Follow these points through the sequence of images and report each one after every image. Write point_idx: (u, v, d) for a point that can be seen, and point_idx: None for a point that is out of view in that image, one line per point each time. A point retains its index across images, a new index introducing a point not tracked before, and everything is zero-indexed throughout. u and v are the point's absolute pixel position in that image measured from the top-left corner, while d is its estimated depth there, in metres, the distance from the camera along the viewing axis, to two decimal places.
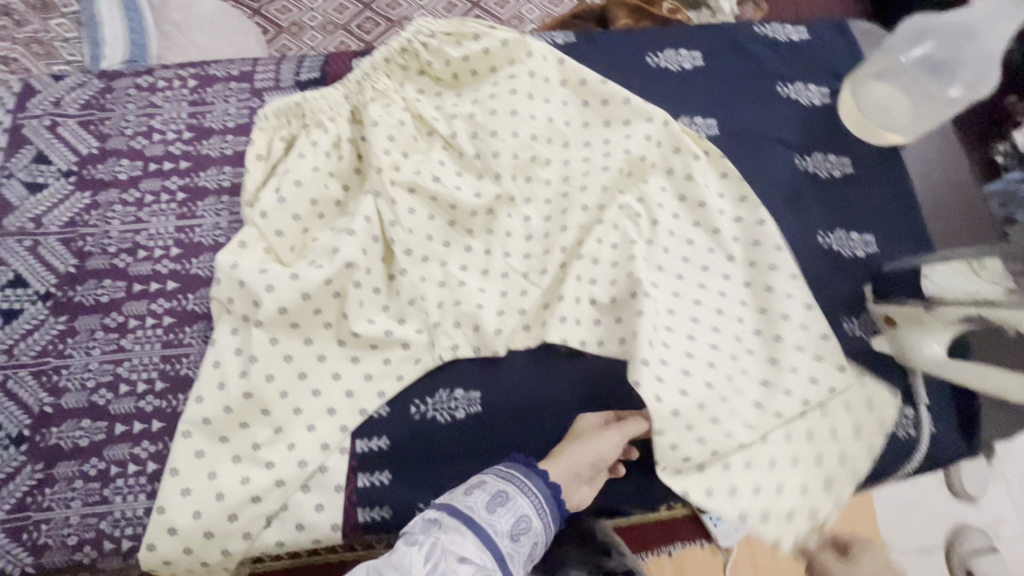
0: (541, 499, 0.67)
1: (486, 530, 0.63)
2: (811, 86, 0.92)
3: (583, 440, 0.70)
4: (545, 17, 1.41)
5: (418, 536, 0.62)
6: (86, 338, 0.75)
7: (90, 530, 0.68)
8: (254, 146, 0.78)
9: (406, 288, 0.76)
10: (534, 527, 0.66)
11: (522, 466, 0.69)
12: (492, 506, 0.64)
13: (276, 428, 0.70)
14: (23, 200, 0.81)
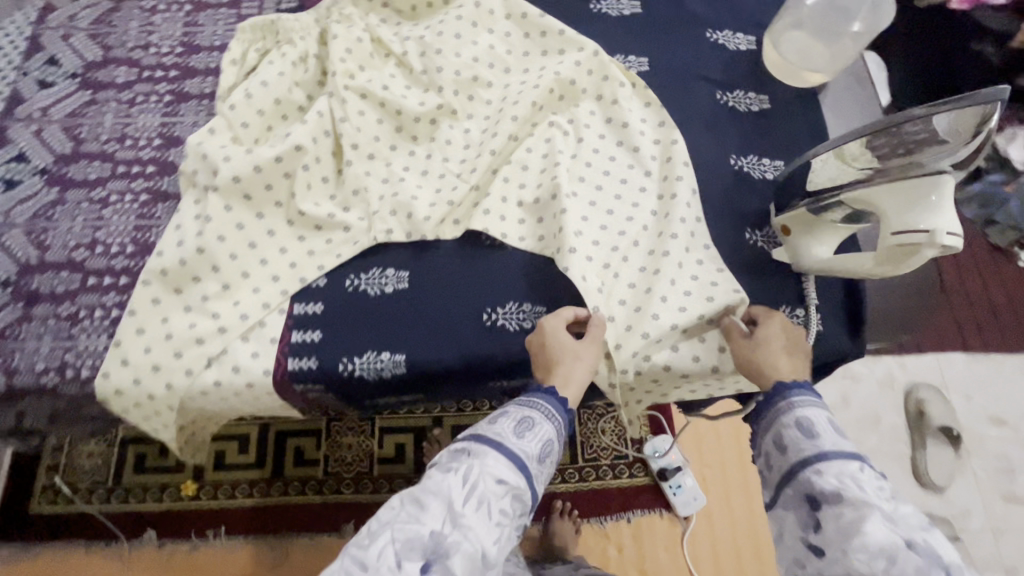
0: (560, 422, 0.70)
1: (518, 453, 0.63)
2: (738, 34, 1.01)
3: (579, 359, 0.74)
4: None
5: (451, 463, 0.61)
6: (73, 206, 0.87)
7: (56, 359, 0.78)
8: (231, 52, 0.91)
9: (351, 177, 0.86)
10: (556, 448, 0.68)
11: (541, 393, 0.71)
12: (521, 431, 0.66)
13: (223, 284, 0.80)
14: (34, 93, 0.93)
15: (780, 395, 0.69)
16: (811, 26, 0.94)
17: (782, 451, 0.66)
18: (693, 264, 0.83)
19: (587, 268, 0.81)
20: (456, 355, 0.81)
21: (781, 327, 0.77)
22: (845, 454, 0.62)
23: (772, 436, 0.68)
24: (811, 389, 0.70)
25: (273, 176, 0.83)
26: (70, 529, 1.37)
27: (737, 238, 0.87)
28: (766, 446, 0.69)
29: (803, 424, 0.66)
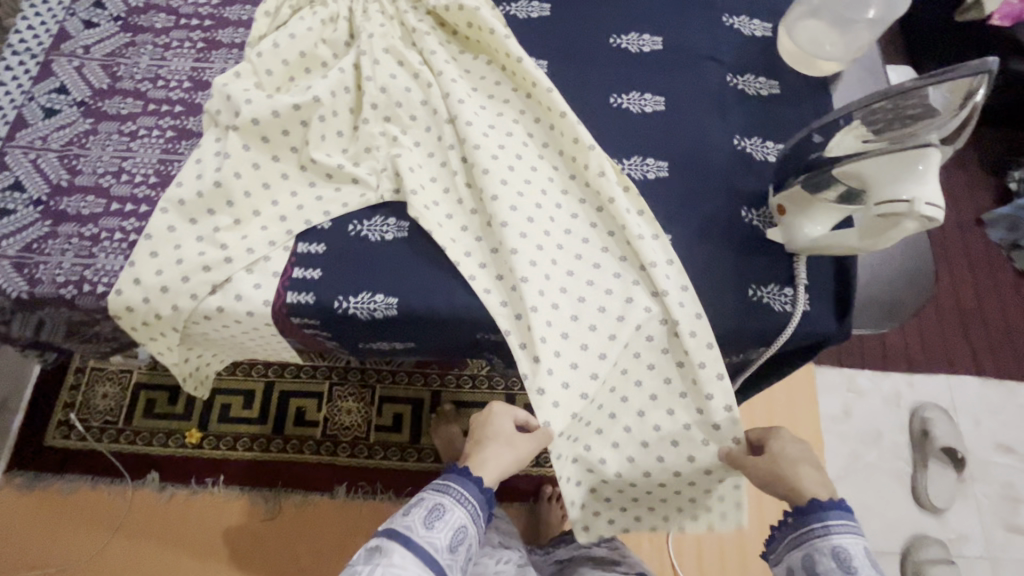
0: (473, 504, 0.89)
1: (424, 545, 0.82)
2: (755, 21, 1.02)
3: (508, 446, 0.91)
4: None
5: (360, 564, 0.79)
6: (105, 137, 0.92)
7: (76, 274, 0.83)
8: (266, 5, 0.95)
9: (363, 129, 0.89)
10: (467, 532, 0.87)
11: (457, 476, 0.90)
12: (429, 523, 0.84)
13: (236, 219, 0.85)
14: (79, 32, 1.00)
15: (818, 522, 0.78)
16: (826, 15, 0.94)
17: (812, 575, 0.77)
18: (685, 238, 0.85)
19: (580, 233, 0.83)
20: (446, 303, 0.83)
21: (791, 439, 0.86)
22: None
23: (802, 555, 0.78)
24: (841, 514, 0.79)
25: (290, 120, 0.87)
26: (78, 460, 1.44)
27: (732, 216, 0.88)
28: (793, 562, 0.79)
29: (839, 555, 0.76)
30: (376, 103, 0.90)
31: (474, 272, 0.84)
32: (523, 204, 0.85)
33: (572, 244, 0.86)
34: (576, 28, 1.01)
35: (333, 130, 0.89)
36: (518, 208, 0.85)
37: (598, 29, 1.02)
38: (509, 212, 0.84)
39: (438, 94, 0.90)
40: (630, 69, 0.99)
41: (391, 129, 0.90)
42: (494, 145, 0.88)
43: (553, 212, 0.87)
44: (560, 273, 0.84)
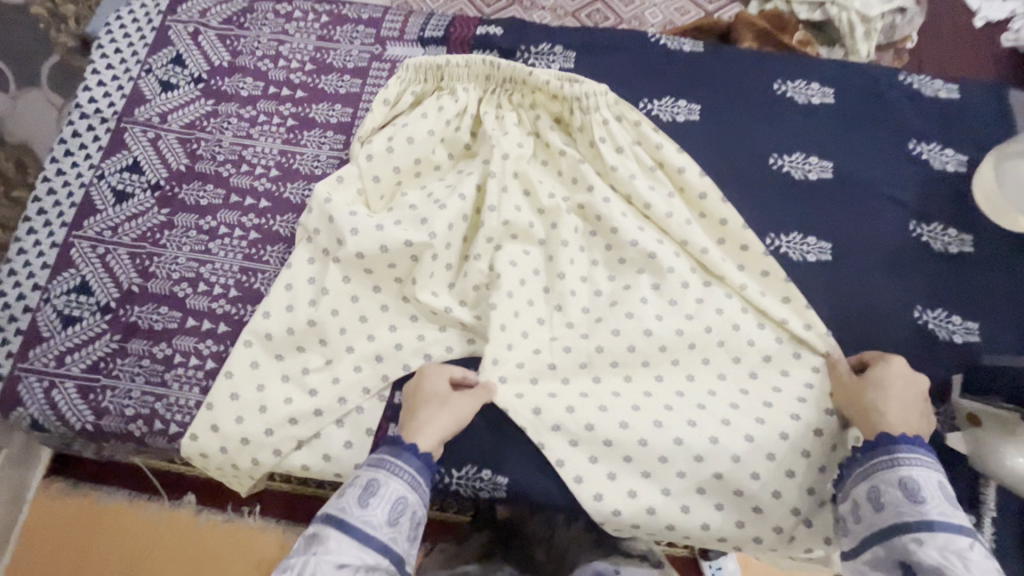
0: (412, 474, 0.61)
1: (360, 527, 0.56)
2: (947, 151, 0.84)
3: (446, 406, 0.67)
4: (667, 24, 1.34)
5: (294, 558, 0.54)
6: (181, 233, 0.81)
7: (146, 406, 0.73)
8: (386, 91, 0.81)
9: (479, 263, 0.75)
10: (411, 502, 0.60)
11: (388, 446, 0.62)
12: (363, 500, 0.58)
13: (327, 359, 0.73)
14: (156, 95, 0.87)
15: (882, 448, 0.60)
16: None
17: (877, 507, 0.58)
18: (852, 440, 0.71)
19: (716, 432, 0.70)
20: (561, 489, 0.71)
21: (903, 367, 0.66)
22: (953, 527, 0.54)
23: (868, 487, 0.60)
24: (919, 448, 0.59)
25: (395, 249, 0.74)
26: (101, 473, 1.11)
27: None
28: (857, 496, 0.61)
29: (907, 486, 0.57)
30: (494, 237, 0.76)
31: (595, 455, 0.71)
32: (659, 380, 0.74)
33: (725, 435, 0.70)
34: (728, 141, 0.85)
35: (443, 260, 0.75)
36: (651, 383, 0.73)
37: (757, 144, 0.85)
38: (646, 391, 0.73)
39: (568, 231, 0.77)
40: (793, 201, 0.83)
41: (513, 266, 0.76)
42: (629, 302, 0.76)
43: (694, 390, 0.73)
44: (704, 470, 0.70)
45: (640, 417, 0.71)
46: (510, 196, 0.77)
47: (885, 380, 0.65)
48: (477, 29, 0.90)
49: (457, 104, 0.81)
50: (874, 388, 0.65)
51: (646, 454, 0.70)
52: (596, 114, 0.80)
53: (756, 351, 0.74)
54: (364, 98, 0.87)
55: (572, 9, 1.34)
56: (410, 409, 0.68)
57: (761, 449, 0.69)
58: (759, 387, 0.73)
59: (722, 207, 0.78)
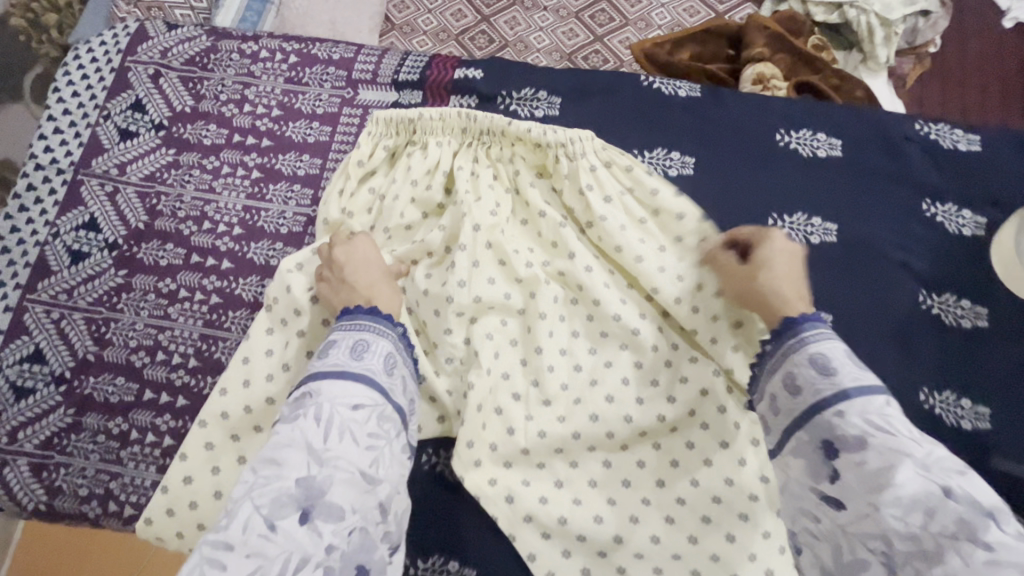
0: (395, 337, 0.61)
1: (363, 373, 0.55)
2: (964, 212, 0.77)
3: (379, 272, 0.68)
4: (675, 26, 1.20)
5: (297, 411, 0.51)
6: (139, 296, 0.77)
7: (100, 486, 0.70)
8: (358, 151, 0.78)
9: (445, 339, 0.70)
10: (401, 360, 0.60)
11: (366, 315, 0.61)
12: (357, 353, 0.56)
13: None
14: (114, 144, 0.82)
15: (789, 333, 0.56)
16: None
17: (792, 392, 0.53)
18: None
19: (696, 529, 0.66)
20: None
21: (778, 239, 0.64)
22: (869, 388, 0.49)
23: (782, 376, 0.55)
24: (817, 323, 0.56)
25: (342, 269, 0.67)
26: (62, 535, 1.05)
27: None
28: (773, 389, 0.56)
29: (817, 360, 0.52)
30: (467, 311, 0.71)
31: (569, 547, 0.68)
32: (639, 467, 0.69)
33: (705, 532, 0.66)
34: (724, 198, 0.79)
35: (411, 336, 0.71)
36: (630, 470, 0.69)
37: (755, 201, 0.79)
38: (623, 480, 0.69)
39: (544, 302, 0.72)
40: None
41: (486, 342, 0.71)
42: (608, 383, 0.71)
43: (675, 482, 0.68)
44: (681, 568, 0.66)
45: (616, 508, 0.68)
46: (480, 267, 0.72)
47: (769, 257, 0.63)
48: (456, 71, 0.84)
49: (428, 161, 0.77)
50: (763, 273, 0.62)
51: (620, 549, 0.67)
52: (584, 164, 0.75)
53: (746, 434, 0.67)
54: (334, 148, 0.82)
55: (576, 9, 1.21)
56: (365, 283, 0.66)
57: (743, 551, 0.64)
58: (747, 476, 0.66)
59: None
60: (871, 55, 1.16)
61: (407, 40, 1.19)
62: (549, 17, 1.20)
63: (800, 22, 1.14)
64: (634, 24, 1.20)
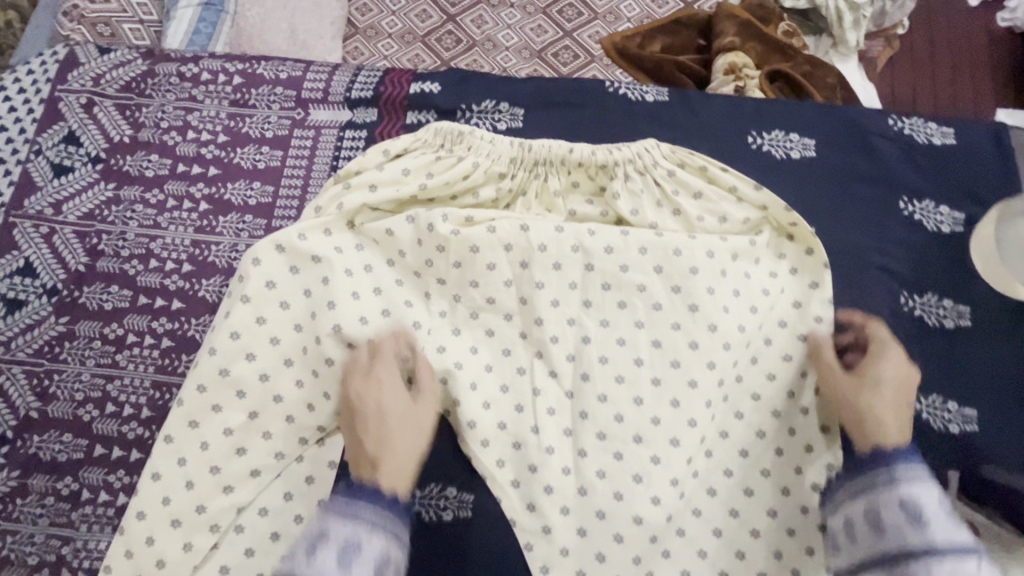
0: (388, 518, 0.55)
1: None
2: (942, 209, 0.75)
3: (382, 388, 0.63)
4: (645, 19, 1.16)
5: None
6: (83, 345, 0.72)
7: (52, 551, 0.65)
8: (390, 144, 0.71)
9: (440, 355, 0.69)
10: (394, 558, 0.55)
11: (354, 508, 0.55)
12: (344, 564, 0.51)
13: (254, 484, 0.66)
14: (48, 181, 0.77)
15: (882, 470, 0.56)
16: None
17: (876, 531, 0.54)
18: (817, 547, 0.66)
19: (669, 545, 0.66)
20: None
21: (892, 362, 0.64)
22: (960, 550, 0.49)
23: (863, 508, 0.56)
24: (917, 460, 0.56)
25: (375, 464, 0.59)
26: None
27: None
28: (853, 514, 0.57)
29: (909, 508, 0.53)
30: (458, 323, 0.71)
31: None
32: None
33: (702, 528, 0.67)
34: (708, 194, 0.72)
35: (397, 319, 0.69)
36: (618, 479, 0.67)
37: None
38: (614, 494, 0.66)
39: (540, 311, 0.70)
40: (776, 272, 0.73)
41: (484, 349, 0.71)
42: None
43: (688, 480, 0.67)
44: None
45: (601, 528, 0.66)
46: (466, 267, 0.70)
47: (880, 377, 0.63)
48: (411, 86, 0.79)
49: (447, 185, 0.71)
50: (872, 391, 0.62)
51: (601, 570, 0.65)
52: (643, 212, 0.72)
53: (746, 427, 0.69)
54: (286, 175, 0.77)
55: (543, 5, 1.16)
56: (376, 437, 0.61)
57: (730, 547, 0.67)
58: (747, 468, 0.68)
59: (683, 279, 0.70)
60: (841, 40, 1.14)
61: (371, 45, 1.12)
62: (515, 14, 1.15)
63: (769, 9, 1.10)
64: (603, 17, 1.16)
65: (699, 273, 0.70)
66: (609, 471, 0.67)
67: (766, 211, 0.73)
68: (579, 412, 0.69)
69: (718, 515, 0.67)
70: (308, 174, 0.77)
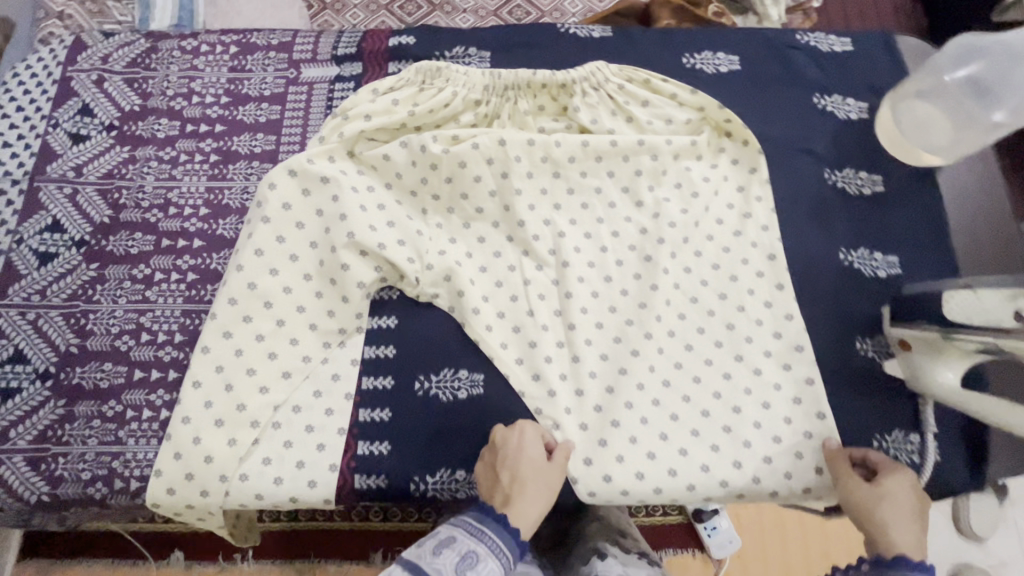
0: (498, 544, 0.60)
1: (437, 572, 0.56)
2: (848, 100, 0.90)
3: (534, 471, 0.67)
4: (587, 12, 1.34)
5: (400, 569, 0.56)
6: (114, 286, 0.79)
7: (103, 466, 0.71)
8: (377, 82, 0.83)
9: (441, 257, 0.79)
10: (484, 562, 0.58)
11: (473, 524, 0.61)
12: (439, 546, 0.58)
13: (285, 384, 0.74)
14: (67, 149, 0.84)
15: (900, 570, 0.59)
16: (940, 98, 0.82)
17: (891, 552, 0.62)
18: (782, 384, 0.76)
19: (658, 394, 0.76)
20: None
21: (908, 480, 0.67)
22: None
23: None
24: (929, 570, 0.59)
25: (509, 497, 0.64)
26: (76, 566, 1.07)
27: (844, 348, 0.79)
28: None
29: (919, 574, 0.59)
30: (453, 231, 0.81)
31: (559, 431, 0.74)
32: None
33: (682, 378, 0.77)
34: (654, 101, 0.86)
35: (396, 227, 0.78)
36: (602, 342, 0.78)
37: None
38: (600, 356, 0.78)
39: (519, 213, 0.80)
40: (718, 163, 0.85)
41: (479, 250, 0.80)
42: None
43: (661, 338, 0.78)
44: (653, 432, 0.74)
45: (593, 383, 0.76)
46: (454, 176, 0.80)
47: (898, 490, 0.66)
48: (389, 41, 0.91)
49: (431, 114, 0.82)
50: (890, 500, 0.65)
51: (599, 420, 0.75)
52: (600, 121, 0.84)
53: (709, 291, 0.80)
54: (286, 124, 0.87)
55: (494, 8, 1.33)
56: (512, 475, 0.66)
57: (709, 393, 0.76)
58: (714, 324, 0.79)
59: (638, 174, 0.83)
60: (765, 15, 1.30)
61: None
62: (470, 17, 1.31)
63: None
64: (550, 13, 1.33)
65: (652, 168, 0.83)
66: (595, 339, 0.78)
67: (705, 112, 0.86)
68: (563, 293, 0.79)
69: (695, 367, 0.77)
70: (306, 122, 0.87)
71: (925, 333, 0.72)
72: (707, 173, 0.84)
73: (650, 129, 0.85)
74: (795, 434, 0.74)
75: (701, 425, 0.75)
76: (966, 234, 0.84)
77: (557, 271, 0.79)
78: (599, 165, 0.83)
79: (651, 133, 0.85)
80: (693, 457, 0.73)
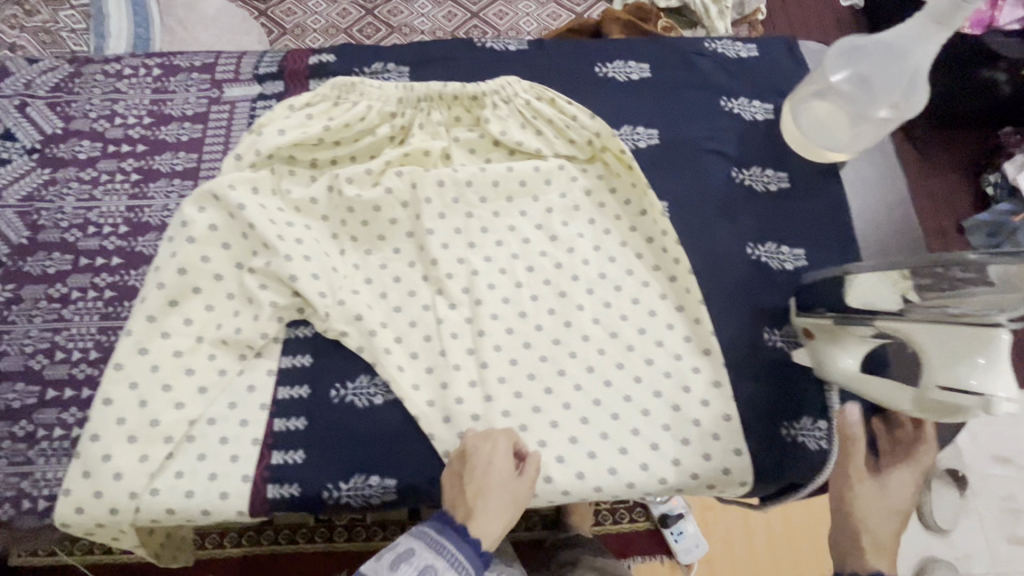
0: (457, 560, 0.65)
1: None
2: (754, 103, 0.93)
3: (497, 485, 0.69)
4: (543, 30, 1.40)
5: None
6: (30, 306, 0.79)
7: (11, 488, 0.71)
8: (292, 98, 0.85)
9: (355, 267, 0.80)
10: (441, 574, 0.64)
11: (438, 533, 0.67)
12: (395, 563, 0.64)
13: (197, 399, 0.74)
14: None
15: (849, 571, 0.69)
16: (836, 98, 0.86)
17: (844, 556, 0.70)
18: (692, 384, 0.77)
19: (568, 397, 0.76)
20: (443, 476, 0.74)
21: (901, 482, 0.71)
22: None
23: None
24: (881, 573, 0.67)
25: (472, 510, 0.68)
26: None
27: (754, 341, 0.80)
28: None
29: None
30: (369, 243, 0.83)
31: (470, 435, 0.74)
32: None
33: (592, 380, 0.77)
34: (565, 109, 0.88)
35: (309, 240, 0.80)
36: (512, 348, 0.79)
37: None
38: (511, 360, 0.78)
39: (429, 223, 0.82)
40: None
41: (395, 261, 0.82)
42: None
43: (572, 340, 0.79)
44: (563, 434, 0.75)
45: (504, 387, 0.77)
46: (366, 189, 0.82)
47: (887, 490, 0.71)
48: (310, 59, 0.93)
49: (346, 128, 0.84)
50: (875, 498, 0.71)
51: (511, 423, 0.75)
52: (511, 132, 0.87)
53: (621, 290, 0.82)
54: (207, 143, 0.89)
55: (451, 29, 1.38)
56: (476, 487, 0.69)
57: (619, 393, 0.77)
58: (625, 324, 0.80)
59: (548, 181, 0.86)
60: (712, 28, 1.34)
61: None
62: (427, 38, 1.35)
63: (647, 10, 1.30)
64: (506, 32, 1.38)
65: (562, 175, 0.86)
66: (508, 344, 0.79)
67: None
68: (473, 301, 0.80)
69: (606, 368, 0.78)
70: (227, 139, 0.89)
71: (822, 319, 0.73)
72: (617, 179, 0.87)
73: (559, 137, 0.88)
74: (705, 428, 0.76)
75: (610, 426, 0.75)
76: (870, 225, 0.88)
77: (470, 277, 0.81)
78: (510, 174, 0.85)
79: (562, 141, 0.88)
80: (601, 458, 0.74)
